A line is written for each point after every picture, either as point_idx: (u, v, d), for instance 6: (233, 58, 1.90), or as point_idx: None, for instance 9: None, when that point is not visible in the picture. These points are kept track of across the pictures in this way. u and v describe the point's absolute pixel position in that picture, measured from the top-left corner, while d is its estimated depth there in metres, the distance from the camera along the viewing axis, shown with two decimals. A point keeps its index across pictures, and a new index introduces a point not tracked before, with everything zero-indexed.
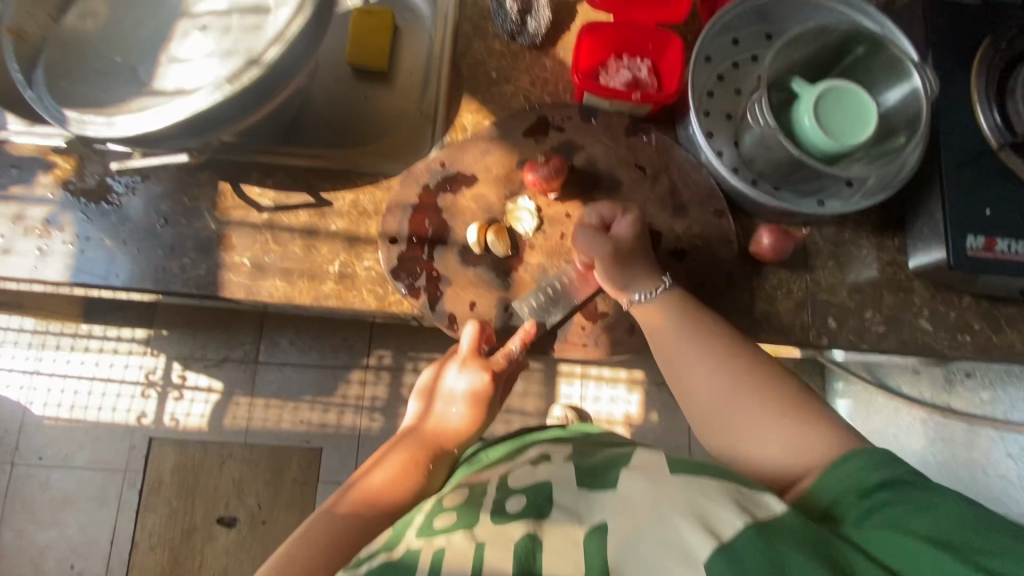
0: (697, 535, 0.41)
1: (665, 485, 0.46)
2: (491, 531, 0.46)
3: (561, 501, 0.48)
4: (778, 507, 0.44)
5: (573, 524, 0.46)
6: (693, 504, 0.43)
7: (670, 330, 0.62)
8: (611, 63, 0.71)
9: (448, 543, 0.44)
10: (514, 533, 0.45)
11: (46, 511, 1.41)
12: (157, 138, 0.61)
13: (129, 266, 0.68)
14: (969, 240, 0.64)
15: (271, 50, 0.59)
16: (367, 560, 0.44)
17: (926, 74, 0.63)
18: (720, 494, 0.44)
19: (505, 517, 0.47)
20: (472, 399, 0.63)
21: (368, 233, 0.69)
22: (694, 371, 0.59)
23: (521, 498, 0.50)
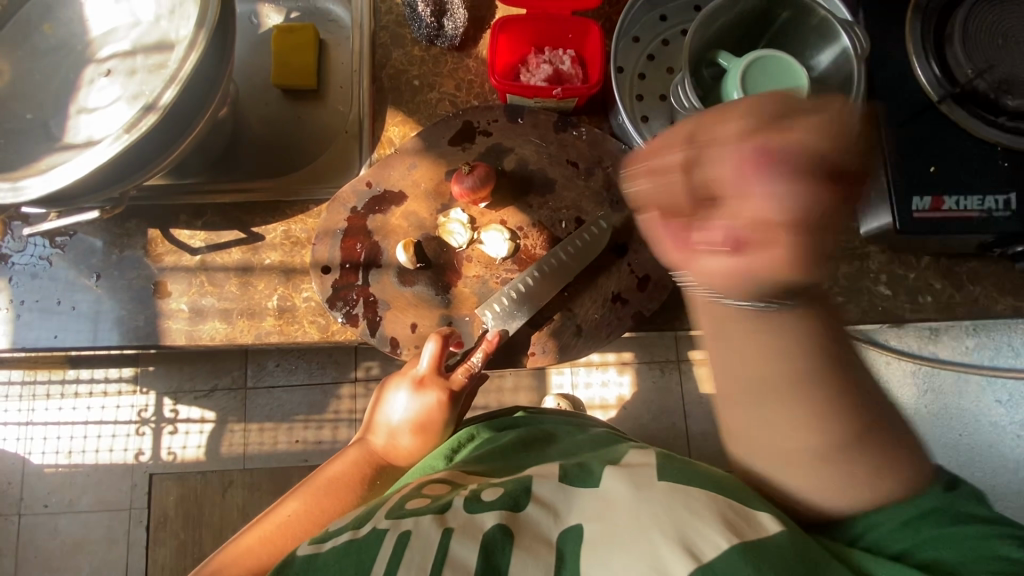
0: (674, 545, 0.39)
1: (652, 489, 0.45)
2: (462, 519, 0.45)
3: (541, 496, 0.47)
4: (773, 526, 0.41)
5: (550, 521, 0.44)
6: (678, 511, 0.42)
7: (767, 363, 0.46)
8: (532, 59, 0.68)
9: (415, 526, 0.44)
10: (486, 523, 0.44)
11: (59, 556, 1.43)
12: (69, 196, 0.59)
13: (70, 324, 0.68)
14: (914, 201, 0.61)
15: (166, 93, 0.56)
16: (332, 538, 0.45)
17: (854, 32, 0.59)
18: (707, 502, 0.43)
19: (480, 506, 0.46)
20: (420, 423, 0.61)
21: (303, 263, 0.68)
22: (785, 427, 0.45)
23: (499, 488, 0.49)
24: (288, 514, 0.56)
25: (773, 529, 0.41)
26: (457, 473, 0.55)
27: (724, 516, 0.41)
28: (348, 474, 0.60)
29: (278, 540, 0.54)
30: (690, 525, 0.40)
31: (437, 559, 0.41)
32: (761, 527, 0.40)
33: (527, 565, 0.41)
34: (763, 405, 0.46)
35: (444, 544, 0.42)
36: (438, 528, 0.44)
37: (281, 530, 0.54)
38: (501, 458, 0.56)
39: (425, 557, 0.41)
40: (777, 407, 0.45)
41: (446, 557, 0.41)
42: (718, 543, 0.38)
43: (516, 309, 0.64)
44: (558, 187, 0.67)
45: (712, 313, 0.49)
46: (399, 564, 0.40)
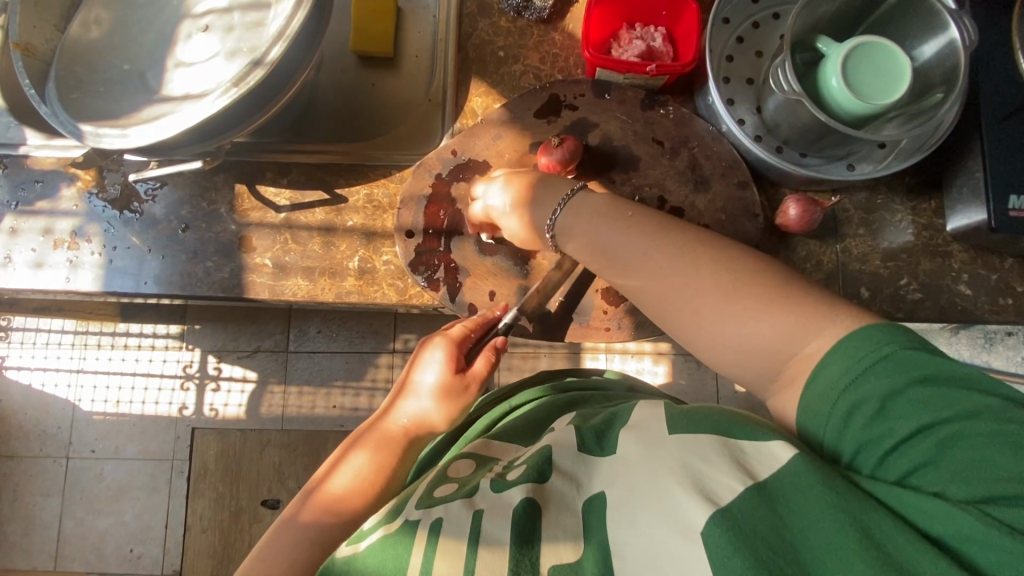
0: (692, 496, 0.39)
1: (663, 442, 0.44)
2: (491, 499, 0.46)
3: (563, 467, 0.47)
4: (785, 452, 0.40)
5: (574, 491, 0.46)
6: (690, 459, 0.41)
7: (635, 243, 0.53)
8: (624, 34, 0.68)
9: (446, 512, 0.45)
10: (513, 499, 0.45)
11: (103, 499, 1.50)
12: (169, 146, 0.61)
13: (158, 272, 0.70)
14: (1011, 200, 0.60)
15: (274, 49, 0.58)
16: (368, 535, 0.46)
17: (963, 22, 0.58)
18: (719, 446, 0.42)
19: (505, 484, 0.47)
20: (445, 394, 0.58)
21: (385, 227, 0.69)
22: (715, 316, 0.47)
23: (521, 465, 0.49)
24: (338, 489, 0.52)
25: (785, 456, 0.39)
26: (481, 448, 0.57)
27: (735, 456, 0.41)
28: (385, 448, 0.56)
29: (335, 506, 0.51)
30: (701, 470, 0.40)
31: (469, 545, 0.42)
32: (772, 460, 0.39)
33: (560, 545, 0.42)
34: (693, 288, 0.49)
35: (475, 526, 0.43)
36: (467, 511, 0.45)
37: (334, 506, 0.51)
38: (527, 434, 0.57)
39: (459, 540, 0.43)
40: (698, 310, 0.48)
41: (478, 540, 0.42)
42: (732, 487, 0.38)
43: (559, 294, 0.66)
44: (641, 165, 0.67)
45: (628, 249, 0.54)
46: (435, 551, 0.42)
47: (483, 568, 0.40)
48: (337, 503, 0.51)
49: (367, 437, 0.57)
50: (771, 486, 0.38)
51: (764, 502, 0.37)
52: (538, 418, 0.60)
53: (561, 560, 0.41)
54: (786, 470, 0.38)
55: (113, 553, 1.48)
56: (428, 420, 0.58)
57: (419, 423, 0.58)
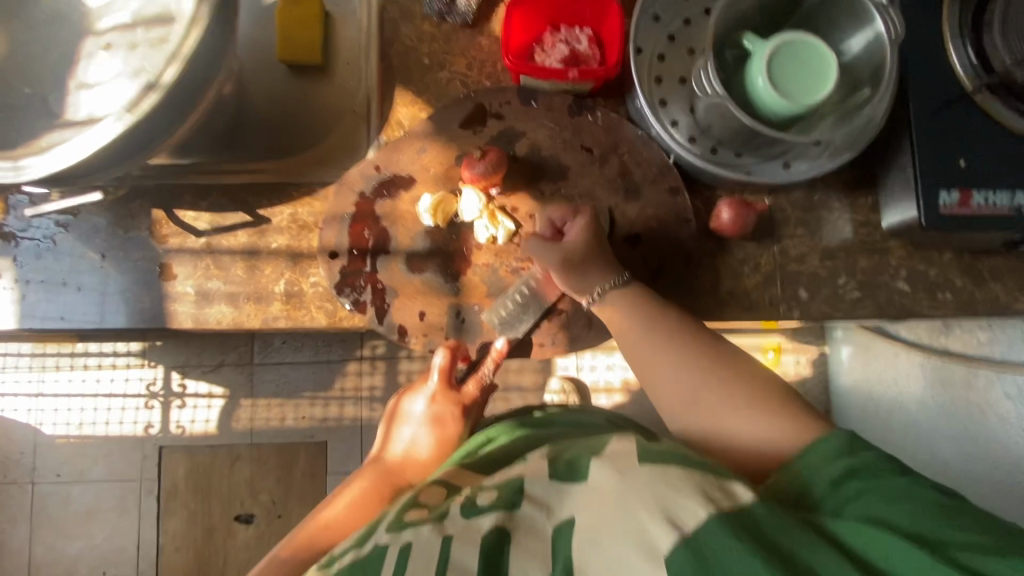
0: (657, 522, 0.37)
1: (631, 471, 0.41)
2: (460, 527, 0.41)
3: (535, 494, 0.43)
4: (746, 492, 0.39)
5: (544, 519, 0.41)
6: (659, 488, 0.39)
7: (640, 332, 0.56)
8: (547, 38, 0.65)
9: (414, 536, 0.41)
10: (481, 526, 0.40)
11: (72, 524, 1.47)
12: (78, 172, 0.58)
13: (77, 305, 0.67)
14: (942, 196, 0.59)
15: (168, 71, 0.54)
16: (336, 559, 0.42)
17: (889, 15, 0.57)
18: (688, 478, 0.40)
19: (474, 512, 0.42)
20: (438, 427, 0.63)
21: (310, 248, 0.67)
22: (715, 416, 0.50)
23: (491, 492, 0.44)
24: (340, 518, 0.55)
25: (746, 495, 0.39)
26: (449, 476, 0.52)
27: (702, 488, 0.39)
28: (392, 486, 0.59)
29: (313, 540, 0.52)
30: (670, 500, 0.38)
31: (441, 569, 0.38)
32: (733, 495, 0.39)
33: (529, 572, 0.38)
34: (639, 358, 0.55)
35: (444, 551, 0.39)
36: (436, 536, 0.40)
37: (328, 529, 0.54)
38: (497, 458, 0.53)
39: (430, 562, 0.38)
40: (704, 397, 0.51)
41: (449, 564, 0.38)
42: (697, 513, 0.37)
43: (521, 314, 0.63)
44: (571, 174, 0.65)
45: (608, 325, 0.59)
46: (404, 573, 0.37)
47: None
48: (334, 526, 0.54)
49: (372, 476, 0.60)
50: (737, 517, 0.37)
51: (731, 528, 0.36)
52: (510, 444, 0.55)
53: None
54: (752, 513, 0.38)
55: None
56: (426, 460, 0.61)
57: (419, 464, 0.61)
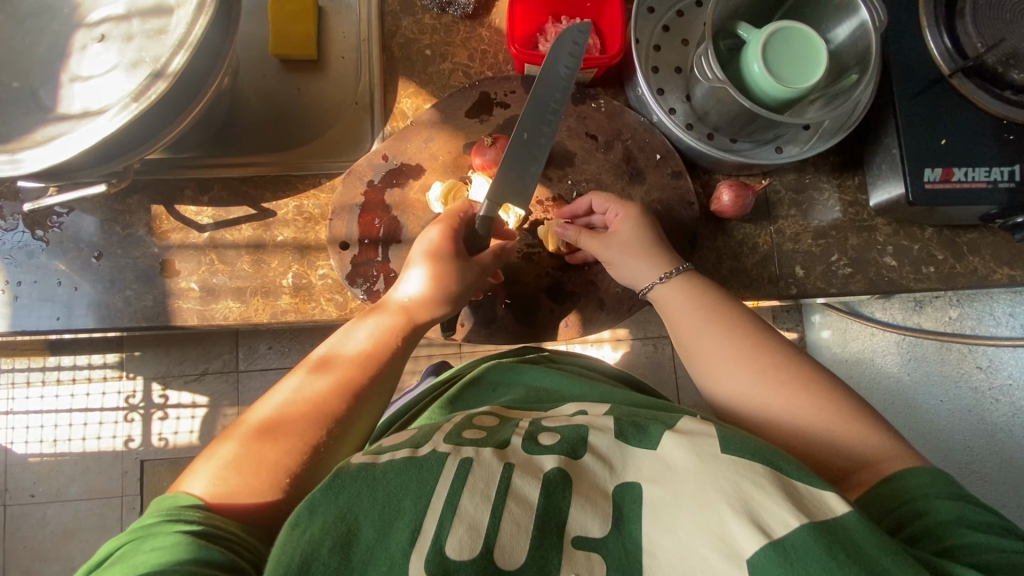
0: (742, 522, 0.37)
1: (714, 458, 0.41)
2: (522, 458, 0.44)
3: (597, 448, 0.44)
4: (840, 506, 0.38)
5: (606, 469, 0.43)
6: (744, 484, 0.39)
7: (704, 319, 0.57)
8: (550, 28, 0.67)
9: (475, 454, 0.43)
10: (545, 464, 0.43)
11: (49, 546, 1.40)
12: (69, 169, 0.55)
13: (70, 307, 0.65)
14: (926, 172, 0.63)
15: (175, 59, 0.53)
16: (390, 450, 0.45)
17: (872, 4, 0.60)
18: (772, 479, 0.39)
19: (538, 449, 0.45)
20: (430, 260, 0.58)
21: (318, 240, 0.66)
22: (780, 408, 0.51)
23: (554, 432, 0.46)
24: (274, 458, 0.46)
25: (839, 508, 0.38)
26: (499, 408, 0.53)
27: (791, 492, 0.38)
28: (318, 399, 0.50)
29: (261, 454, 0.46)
30: (756, 499, 0.38)
31: (499, 493, 0.41)
32: (826, 507, 0.38)
33: (587, 515, 0.40)
34: (707, 352, 0.56)
35: (506, 476, 0.42)
36: (498, 462, 0.43)
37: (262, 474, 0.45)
38: (549, 402, 0.54)
39: (489, 483, 0.41)
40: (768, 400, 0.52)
41: (508, 491, 0.41)
42: (787, 521, 0.36)
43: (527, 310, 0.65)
44: (578, 160, 0.67)
45: (669, 315, 0.59)
46: (462, 488, 0.40)
47: (510, 517, 0.39)
48: (264, 477, 0.45)
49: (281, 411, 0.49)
50: (830, 528, 0.36)
51: (822, 540, 0.36)
52: (560, 394, 0.56)
53: (587, 533, 0.39)
54: (843, 522, 0.37)
55: None
56: (380, 333, 0.56)
57: (349, 365, 0.53)
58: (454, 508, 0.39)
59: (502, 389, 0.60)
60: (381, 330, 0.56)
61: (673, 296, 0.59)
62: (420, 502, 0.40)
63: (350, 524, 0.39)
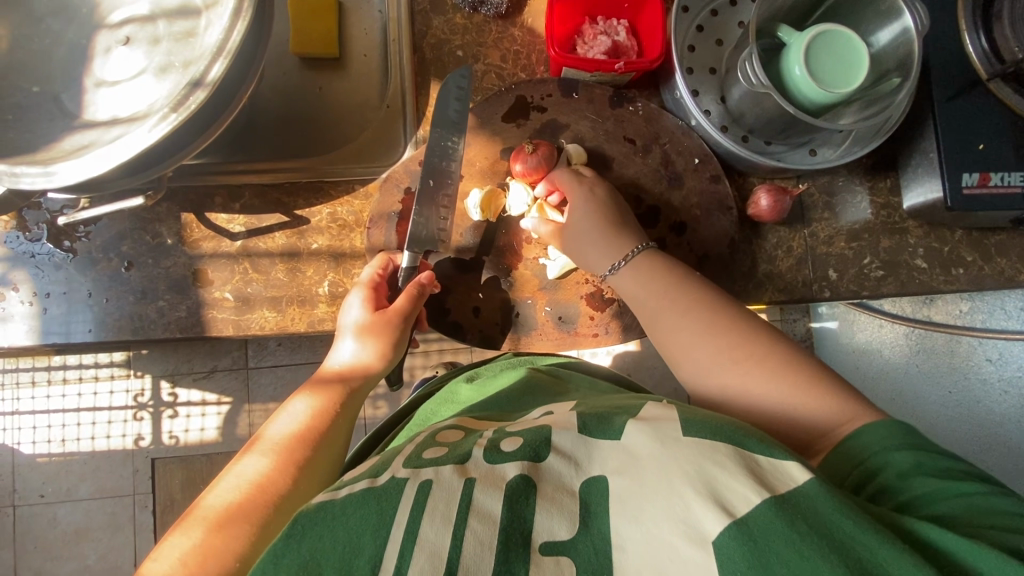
0: (704, 503, 0.36)
1: (676, 443, 0.41)
2: (483, 469, 0.43)
3: (561, 446, 0.44)
4: (801, 475, 0.38)
5: (573, 473, 0.42)
6: (705, 465, 0.38)
7: (655, 295, 0.57)
8: (587, 29, 0.66)
9: (436, 474, 0.42)
10: (508, 473, 0.42)
11: (61, 545, 1.39)
12: (103, 183, 0.54)
13: (102, 318, 0.63)
14: (964, 177, 0.63)
15: (214, 67, 0.51)
16: (348, 485, 0.43)
17: (915, 9, 0.59)
18: (735, 456, 0.39)
19: (500, 456, 0.44)
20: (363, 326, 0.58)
21: (353, 247, 0.65)
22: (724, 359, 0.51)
23: (518, 437, 0.46)
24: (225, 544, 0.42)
25: (801, 478, 0.38)
26: (467, 420, 0.53)
27: (752, 468, 0.38)
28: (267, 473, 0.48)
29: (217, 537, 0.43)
30: (719, 480, 0.37)
31: (460, 513, 0.39)
32: (788, 479, 0.38)
33: (555, 520, 0.39)
34: (666, 325, 0.55)
35: (467, 494, 0.40)
36: (458, 478, 0.42)
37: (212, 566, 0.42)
38: (517, 407, 0.54)
39: (450, 505, 0.39)
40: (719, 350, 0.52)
41: (470, 507, 0.39)
42: (750, 499, 0.36)
43: (562, 318, 0.65)
44: (616, 165, 0.66)
45: (629, 294, 0.59)
46: (422, 515, 0.38)
47: (473, 536, 0.37)
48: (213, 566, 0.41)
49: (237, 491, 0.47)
50: (790, 499, 0.36)
51: (782, 513, 0.35)
52: (525, 394, 0.56)
53: (555, 537, 0.38)
54: (806, 491, 0.37)
55: None
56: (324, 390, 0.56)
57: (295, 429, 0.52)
58: (415, 536, 0.37)
59: (474, 398, 0.59)
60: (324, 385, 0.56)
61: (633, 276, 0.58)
62: (381, 536, 0.37)
63: (313, 567, 0.36)
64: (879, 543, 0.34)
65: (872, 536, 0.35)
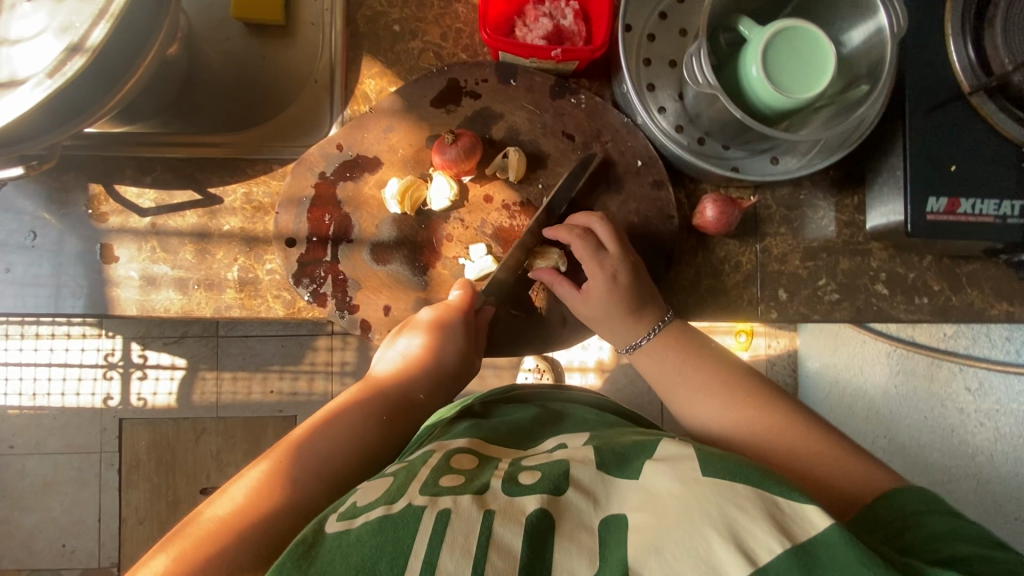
0: (726, 545, 0.33)
1: (696, 481, 0.38)
2: (502, 501, 0.39)
3: (580, 481, 0.41)
4: (823, 523, 0.35)
5: (590, 507, 0.38)
6: (726, 509, 0.36)
7: (676, 367, 0.57)
8: (530, 10, 0.60)
9: (454, 504, 0.38)
10: (526, 505, 0.38)
11: (28, 496, 1.41)
12: (16, 137, 0.50)
13: (8, 286, 0.61)
14: (930, 202, 0.57)
15: (95, 30, 0.47)
16: (365, 512, 0.38)
17: (892, 7, 0.52)
18: (755, 499, 0.36)
19: (518, 489, 0.40)
20: (425, 331, 0.57)
21: (266, 232, 0.62)
22: (755, 424, 0.51)
23: (535, 471, 0.43)
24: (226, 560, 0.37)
25: (821, 525, 0.35)
26: (479, 444, 0.49)
27: (774, 513, 0.35)
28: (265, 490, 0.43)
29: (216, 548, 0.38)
30: (738, 521, 0.35)
31: (479, 545, 0.35)
32: (810, 525, 0.35)
33: (572, 556, 0.35)
34: (683, 394, 0.56)
35: (487, 526, 0.36)
36: (477, 509, 0.38)
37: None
38: (530, 439, 0.51)
39: (469, 536, 0.35)
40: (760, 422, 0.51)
41: (490, 540, 0.35)
42: (769, 544, 0.33)
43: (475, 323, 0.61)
44: (550, 162, 0.61)
45: (649, 375, 0.58)
46: (441, 543, 0.34)
47: (493, 571, 0.33)
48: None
49: (255, 510, 0.41)
50: (810, 549, 0.33)
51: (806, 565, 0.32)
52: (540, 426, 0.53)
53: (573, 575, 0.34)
54: (827, 539, 0.34)
55: (44, 549, 1.41)
56: (352, 408, 0.52)
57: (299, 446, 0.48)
58: (432, 567, 0.33)
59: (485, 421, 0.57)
60: (351, 404, 0.53)
61: (650, 359, 0.57)
62: (397, 565, 0.33)
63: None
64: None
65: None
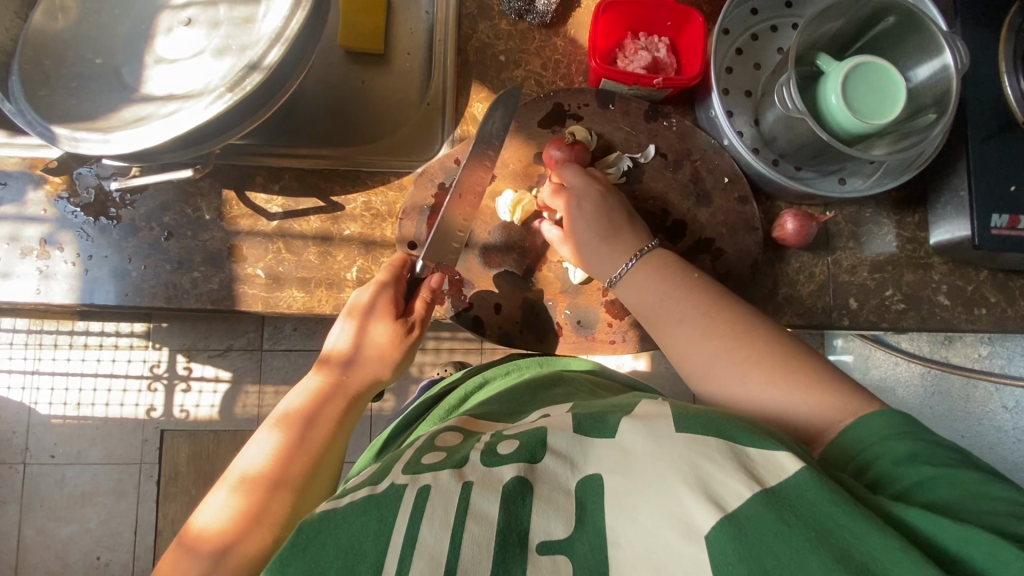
0: (698, 499, 0.37)
1: (668, 439, 0.41)
2: (479, 472, 0.43)
3: (557, 447, 0.44)
4: (792, 467, 0.38)
5: (567, 471, 0.42)
6: (698, 460, 0.39)
7: (675, 312, 0.56)
8: (629, 44, 0.68)
9: (434, 480, 0.43)
10: (503, 475, 0.42)
11: (65, 507, 1.40)
12: (155, 152, 0.55)
13: (136, 283, 0.66)
14: (993, 219, 0.63)
15: (271, 53, 0.54)
16: (350, 493, 0.44)
17: (958, 48, 0.59)
18: (727, 451, 0.39)
19: (496, 458, 0.44)
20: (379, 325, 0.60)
21: (384, 237, 0.68)
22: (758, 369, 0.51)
23: (514, 439, 0.46)
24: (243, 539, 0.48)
25: (791, 469, 0.38)
26: (468, 423, 0.53)
27: (745, 462, 0.38)
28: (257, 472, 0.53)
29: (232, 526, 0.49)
30: (711, 474, 0.38)
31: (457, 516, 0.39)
32: (777, 469, 0.38)
33: (551, 519, 0.40)
34: (662, 331, 0.57)
35: (465, 497, 0.41)
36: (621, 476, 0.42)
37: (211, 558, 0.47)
38: (519, 410, 0.54)
39: (447, 508, 0.40)
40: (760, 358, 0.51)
41: (467, 510, 0.39)
42: (740, 492, 0.37)
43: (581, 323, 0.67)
44: (647, 177, 0.68)
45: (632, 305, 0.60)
46: (421, 519, 0.39)
47: (470, 537, 0.38)
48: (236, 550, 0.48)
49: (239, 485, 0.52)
50: (778, 492, 0.37)
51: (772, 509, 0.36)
52: (522, 398, 0.56)
53: (552, 537, 0.39)
54: (794, 483, 0.37)
55: (77, 562, 1.39)
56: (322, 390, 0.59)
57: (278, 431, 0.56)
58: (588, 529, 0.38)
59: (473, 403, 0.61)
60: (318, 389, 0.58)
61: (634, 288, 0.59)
62: (381, 542, 0.38)
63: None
64: (866, 528, 0.35)
65: (866, 527, 0.35)
